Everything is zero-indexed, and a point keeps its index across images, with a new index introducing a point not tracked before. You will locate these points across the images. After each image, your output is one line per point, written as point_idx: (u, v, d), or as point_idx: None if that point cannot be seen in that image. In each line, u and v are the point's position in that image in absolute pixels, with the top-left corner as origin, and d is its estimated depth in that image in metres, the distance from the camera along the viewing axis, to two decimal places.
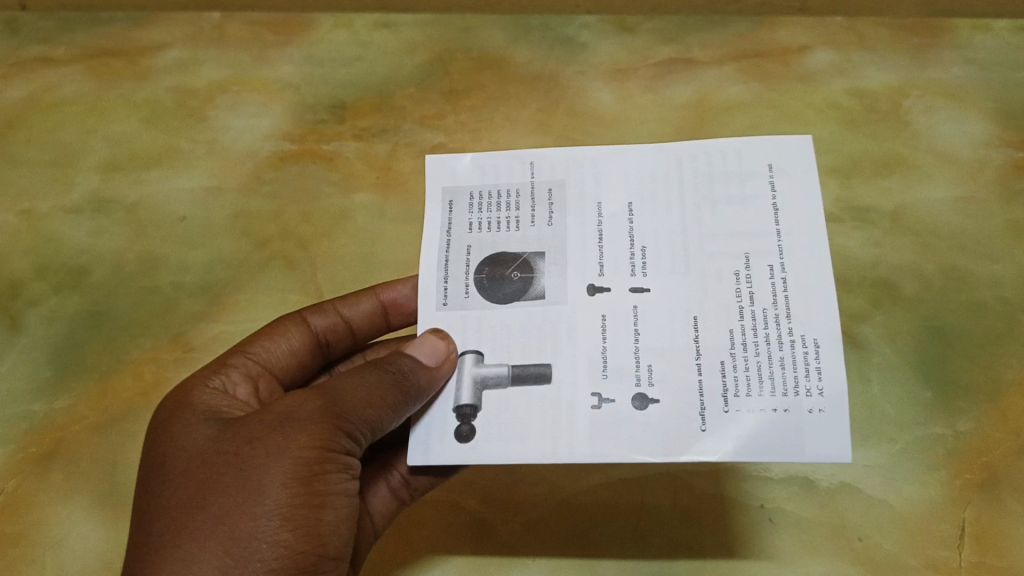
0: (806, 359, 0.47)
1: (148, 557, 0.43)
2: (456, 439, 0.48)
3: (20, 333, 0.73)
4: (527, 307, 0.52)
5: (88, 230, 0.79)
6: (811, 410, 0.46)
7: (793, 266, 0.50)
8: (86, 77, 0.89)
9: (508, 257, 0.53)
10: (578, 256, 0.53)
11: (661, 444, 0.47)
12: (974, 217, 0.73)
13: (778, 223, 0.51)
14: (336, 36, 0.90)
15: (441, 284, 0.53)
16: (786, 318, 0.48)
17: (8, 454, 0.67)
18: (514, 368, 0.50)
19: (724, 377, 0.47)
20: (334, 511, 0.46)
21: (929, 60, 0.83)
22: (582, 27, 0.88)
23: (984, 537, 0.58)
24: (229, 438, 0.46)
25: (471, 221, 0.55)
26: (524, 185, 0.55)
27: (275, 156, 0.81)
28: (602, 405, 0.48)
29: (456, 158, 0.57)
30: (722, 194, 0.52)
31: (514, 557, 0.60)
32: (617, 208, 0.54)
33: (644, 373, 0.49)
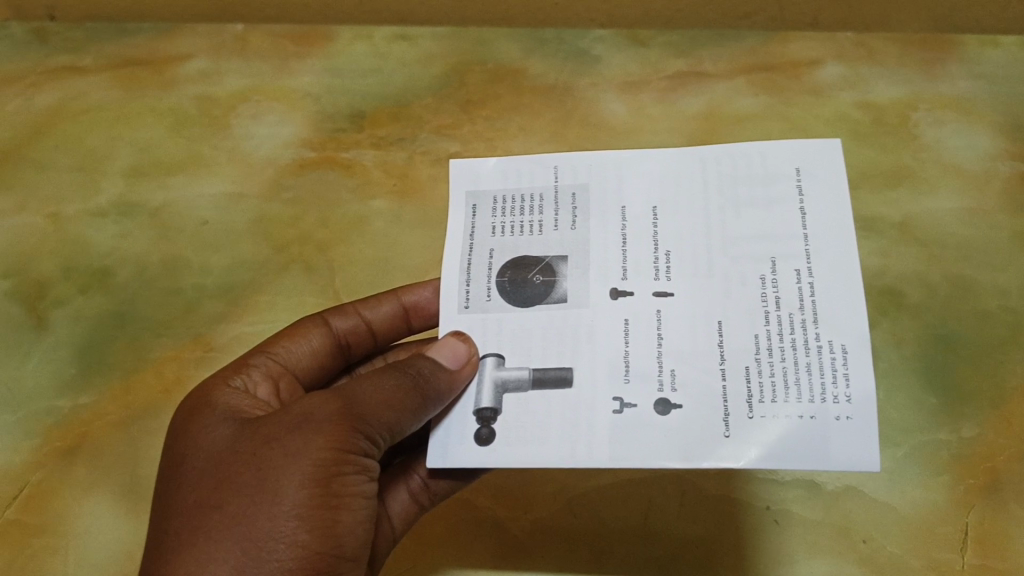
0: (833, 364, 0.48)
1: (166, 554, 0.45)
2: (475, 441, 0.50)
3: (46, 331, 0.75)
4: (548, 310, 0.53)
5: (113, 234, 0.81)
6: (838, 417, 0.47)
7: (819, 270, 0.51)
8: (112, 86, 0.92)
9: (530, 260, 0.55)
10: (600, 258, 0.55)
11: (684, 449, 0.48)
12: (980, 227, 0.74)
13: (804, 226, 0.52)
14: (355, 48, 0.92)
15: (463, 287, 0.55)
16: (813, 322, 0.49)
17: (32, 448, 0.69)
18: (535, 371, 0.51)
19: (748, 382, 0.49)
20: (351, 512, 0.47)
21: (937, 74, 0.84)
22: (596, 41, 0.90)
23: (987, 540, 0.59)
24: (248, 439, 0.48)
25: (493, 225, 0.57)
26: (547, 189, 0.57)
27: (295, 163, 0.84)
28: (624, 409, 0.49)
29: (480, 162, 0.59)
30: (747, 197, 0.54)
31: (523, 554, 0.62)
32: (642, 213, 0.56)
33: (667, 378, 0.50)
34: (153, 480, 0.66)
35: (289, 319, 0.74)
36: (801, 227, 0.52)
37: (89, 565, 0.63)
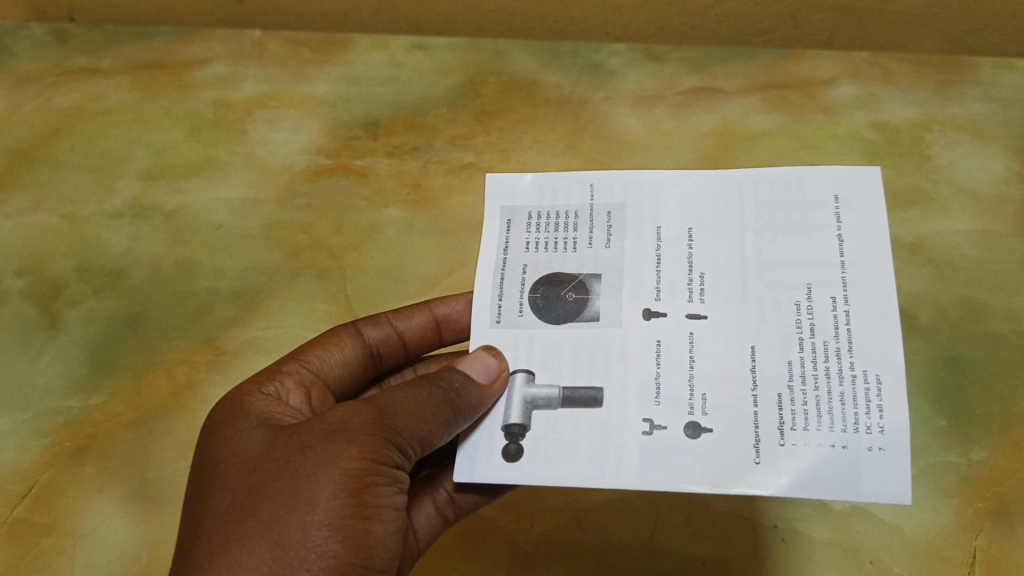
0: (867, 395, 0.48)
1: (197, 559, 0.45)
2: (504, 457, 0.50)
3: (59, 331, 0.75)
4: (579, 327, 0.54)
5: (127, 235, 0.81)
6: (870, 448, 0.47)
7: (855, 300, 0.51)
8: (130, 89, 0.92)
9: (563, 277, 0.56)
10: (633, 279, 0.55)
11: (714, 474, 0.48)
12: (992, 250, 0.74)
13: (841, 255, 0.53)
14: (372, 57, 0.93)
15: (495, 302, 0.56)
16: (847, 352, 0.50)
17: (42, 448, 0.69)
18: (565, 390, 0.52)
19: (780, 410, 0.49)
20: (382, 523, 0.47)
21: (950, 96, 0.84)
22: (611, 55, 0.91)
23: (995, 564, 0.59)
24: (282, 446, 0.48)
25: (527, 241, 0.58)
26: (583, 208, 0.58)
27: (310, 169, 0.84)
28: (653, 431, 0.50)
29: (517, 178, 0.60)
30: (784, 223, 0.55)
31: (530, 565, 0.62)
32: (678, 235, 0.56)
33: (698, 403, 0.50)
34: (162, 483, 0.67)
35: (300, 325, 0.74)
36: (838, 255, 0.53)
37: (95, 565, 0.63)
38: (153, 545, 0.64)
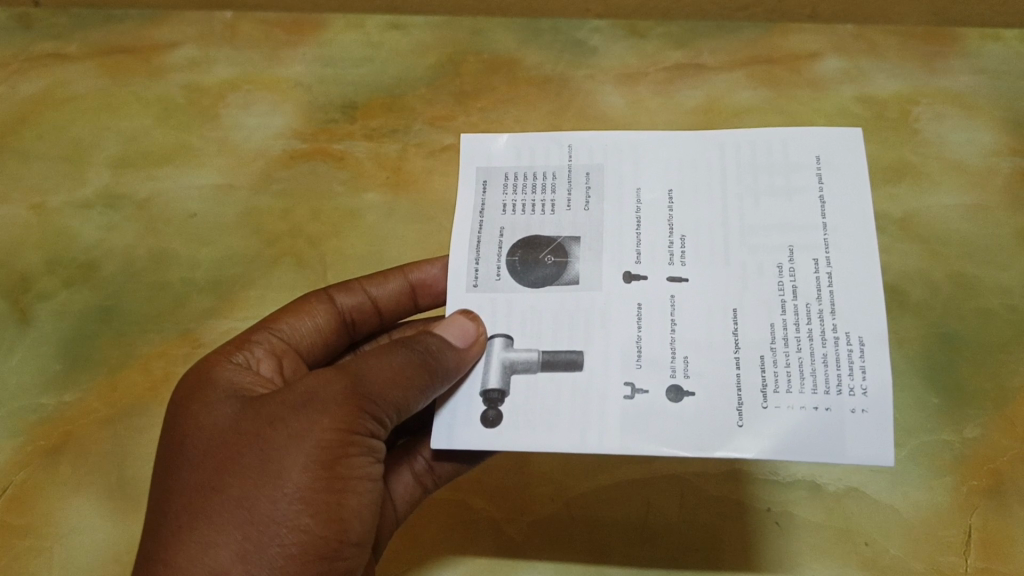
0: (850, 356, 0.47)
1: (164, 537, 0.44)
2: (482, 423, 0.49)
3: (30, 326, 0.73)
4: (560, 291, 0.52)
5: (99, 226, 0.79)
6: (854, 410, 0.46)
7: (838, 263, 0.50)
8: (98, 74, 0.89)
9: (541, 241, 0.54)
10: (614, 241, 0.53)
11: (695, 439, 0.47)
12: (981, 224, 0.73)
13: (823, 217, 0.51)
14: (348, 37, 0.90)
15: (472, 266, 0.54)
16: (830, 313, 0.49)
17: (16, 447, 0.67)
18: (544, 354, 0.50)
19: (762, 373, 0.48)
20: (356, 495, 0.46)
21: (938, 68, 0.83)
22: (593, 31, 0.89)
23: (990, 543, 0.58)
24: (251, 418, 0.46)
25: (504, 203, 0.55)
26: (561, 168, 0.56)
27: (285, 154, 0.82)
28: (635, 395, 0.48)
29: (492, 138, 0.58)
30: (766, 185, 0.53)
31: (520, 557, 0.60)
32: (658, 197, 0.54)
33: (680, 366, 0.49)
34: (142, 480, 0.65)
35: None
36: (820, 217, 0.52)
37: (75, 566, 0.62)
38: (133, 546, 0.62)
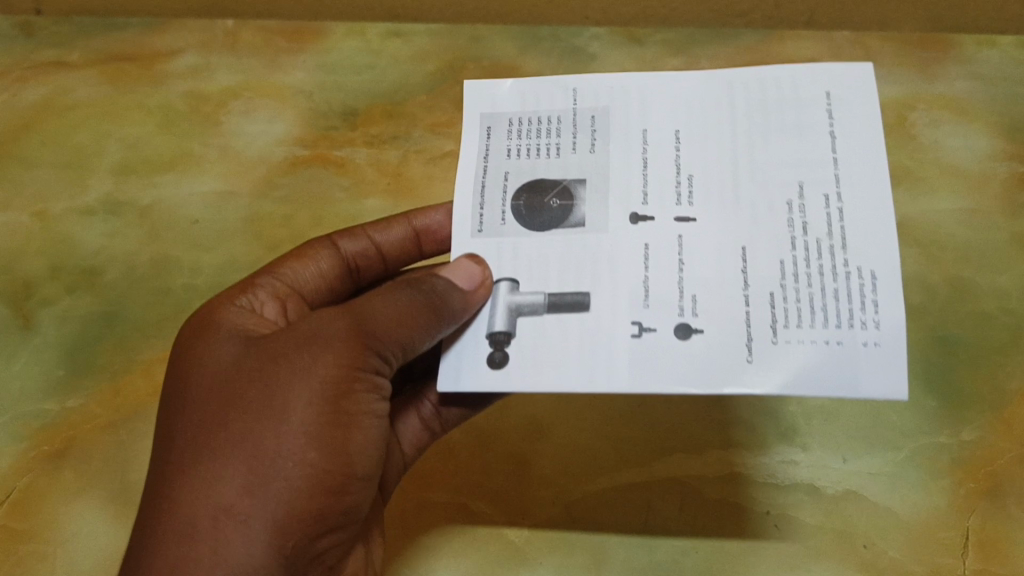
0: (862, 290, 0.46)
1: (170, 473, 0.45)
2: (489, 365, 0.48)
3: (33, 332, 0.74)
4: (565, 233, 0.51)
5: (101, 232, 0.79)
6: (866, 344, 0.45)
7: (850, 198, 0.49)
8: (100, 81, 0.90)
9: (546, 184, 0.53)
10: (620, 182, 0.52)
11: (704, 375, 0.46)
12: (977, 228, 0.74)
13: (834, 151, 0.50)
14: (348, 44, 0.91)
15: (477, 211, 0.53)
16: (841, 249, 0.47)
17: (20, 452, 0.67)
18: (551, 296, 0.50)
19: (773, 308, 0.47)
20: (361, 431, 0.47)
21: (934, 74, 0.84)
22: (591, 38, 0.89)
23: (988, 545, 0.59)
24: (255, 357, 0.47)
25: (508, 147, 0.55)
26: (566, 112, 0.55)
27: (287, 161, 0.82)
28: (642, 334, 0.48)
29: (496, 83, 0.57)
30: (777, 123, 0.52)
31: (522, 558, 0.61)
32: (665, 137, 0.53)
33: (688, 305, 0.48)
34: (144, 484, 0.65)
35: None
36: (831, 152, 0.50)
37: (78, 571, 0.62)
38: None
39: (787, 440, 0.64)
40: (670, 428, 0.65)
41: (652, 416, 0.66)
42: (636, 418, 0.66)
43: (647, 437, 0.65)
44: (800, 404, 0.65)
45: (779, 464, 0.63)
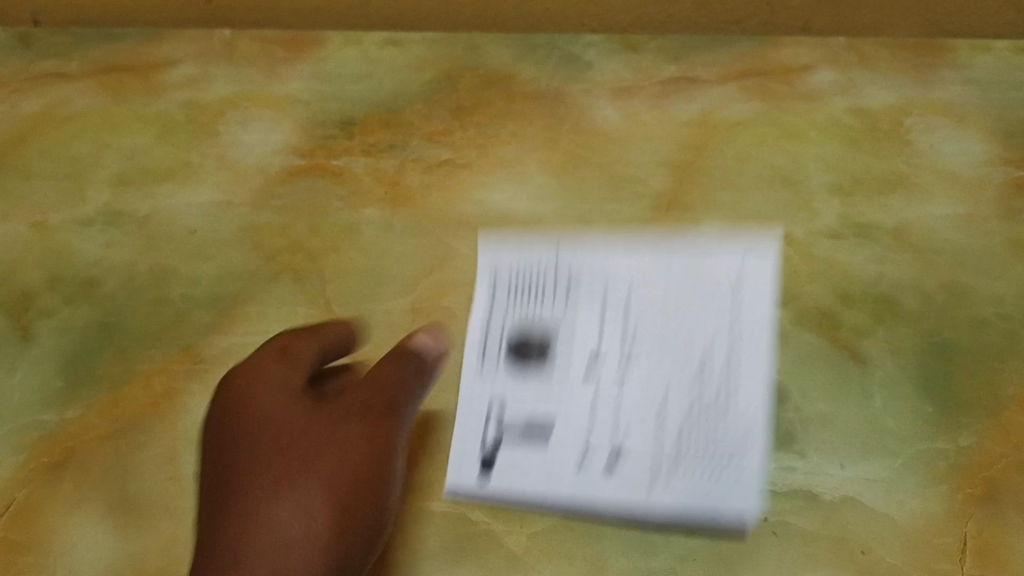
0: (734, 410, 0.65)
1: (220, 524, 0.56)
2: (483, 448, 0.65)
3: (32, 343, 0.74)
4: (539, 342, 0.69)
5: (99, 243, 0.80)
6: (737, 428, 0.61)
7: (730, 346, 0.68)
8: (98, 92, 0.90)
9: (530, 307, 0.71)
10: (585, 338, 0.70)
11: (628, 465, 0.64)
12: (974, 233, 0.74)
13: (722, 318, 0.69)
14: (344, 52, 0.91)
15: (482, 339, 0.72)
16: (722, 382, 0.66)
17: (21, 463, 0.67)
18: (527, 375, 0.67)
19: (677, 422, 0.65)
20: (381, 493, 0.59)
21: (930, 79, 0.84)
22: (587, 45, 0.89)
23: (986, 550, 0.59)
24: (296, 417, 0.60)
25: (507, 306, 0.73)
26: (550, 267, 0.74)
27: (284, 170, 0.83)
28: (590, 438, 0.64)
29: (501, 245, 0.76)
30: (690, 310, 0.70)
31: (525, 563, 0.62)
32: (617, 311, 0.71)
33: (622, 424, 0.65)
34: (145, 495, 0.65)
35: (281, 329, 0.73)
36: (722, 320, 0.69)
37: None
38: (139, 560, 0.63)
39: (785, 446, 0.64)
40: (669, 432, 0.65)
41: (653, 420, 0.66)
42: (637, 422, 0.66)
43: (647, 440, 0.65)
44: (797, 411, 0.65)
45: (777, 470, 0.63)
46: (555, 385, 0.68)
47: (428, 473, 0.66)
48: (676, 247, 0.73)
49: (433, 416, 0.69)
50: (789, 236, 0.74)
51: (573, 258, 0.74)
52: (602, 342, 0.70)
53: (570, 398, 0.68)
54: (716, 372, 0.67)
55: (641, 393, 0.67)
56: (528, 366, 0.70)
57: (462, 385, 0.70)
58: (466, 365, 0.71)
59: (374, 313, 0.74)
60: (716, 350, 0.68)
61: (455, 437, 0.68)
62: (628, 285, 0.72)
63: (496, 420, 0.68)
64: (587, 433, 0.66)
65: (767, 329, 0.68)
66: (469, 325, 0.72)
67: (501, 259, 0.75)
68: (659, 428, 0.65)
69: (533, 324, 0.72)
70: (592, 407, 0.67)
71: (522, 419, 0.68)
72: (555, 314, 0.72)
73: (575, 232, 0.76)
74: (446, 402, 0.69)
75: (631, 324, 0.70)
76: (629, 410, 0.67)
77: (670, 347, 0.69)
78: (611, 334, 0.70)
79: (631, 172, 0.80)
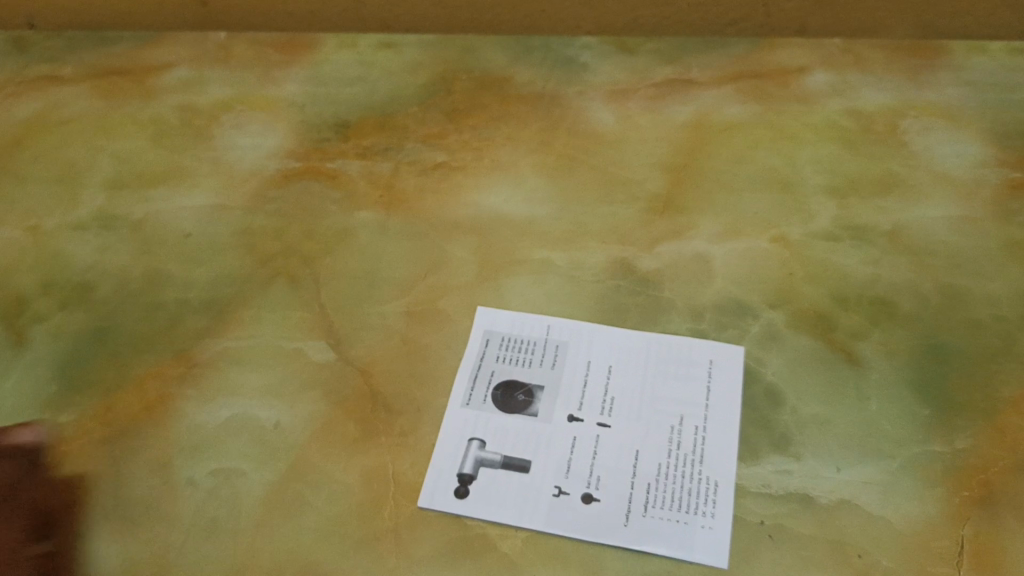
0: (705, 491, 0.61)
1: None
2: (454, 494, 0.62)
3: (24, 347, 0.73)
4: (523, 420, 0.66)
5: (93, 247, 0.79)
6: (703, 526, 0.60)
7: (711, 429, 0.64)
8: (93, 96, 0.91)
9: (518, 383, 0.68)
10: (567, 391, 0.67)
11: (589, 528, 0.60)
12: (969, 235, 0.74)
13: (707, 398, 0.66)
14: (340, 56, 0.92)
15: (467, 389, 0.68)
16: (698, 462, 0.63)
17: (11, 468, 0.66)
18: (505, 457, 0.64)
19: (647, 492, 0.61)
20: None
21: (924, 81, 0.84)
22: (582, 48, 0.90)
23: (984, 554, 0.58)
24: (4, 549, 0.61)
25: (498, 355, 0.69)
26: (540, 340, 0.70)
27: (279, 173, 0.83)
28: (561, 495, 0.62)
29: (501, 304, 0.73)
30: (673, 383, 0.67)
31: (516, 571, 0.58)
32: (598, 367, 0.68)
33: (593, 481, 0.62)
34: (138, 502, 0.64)
35: (276, 333, 0.72)
36: (704, 398, 0.66)
37: None
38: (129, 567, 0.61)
39: (780, 449, 0.63)
40: (638, 483, 0.62)
41: (626, 472, 0.63)
42: (611, 472, 0.63)
43: (616, 493, 0.62)
44: (793, 413, 0.65)
45: (772, 473, 0.62)
46: (537, 431, 0.65)
47: (416, 475, 0.63)
48: (665, 279, 0.73)
49: (424, 414, 0.67)
50: (783, 238, 0.75)
51: (563, 334, 0.70)
52: (583, 405, 0.66)
53: (551, 444, 0.64)
54: (686, 439, 0.64)
55: (616, 451, 0.64)
56: (512, 411, 0.66)
57: (446, 410, 0.67)
58: (452, 396, 0.67)
59: (368, 316, 0.72)
60: (687, 416, 0.65)
61: (431, 463, 0.64)
62: (613, 353, 0.69)
63: (477, 451, 0.64)
64: (561, 477, 0.63)
65: (736, 411, 0.65)
66: (459, 365, 0.69)
67: (496, 326, 0.71)
68: (630, 480, 0.62)
69: (519, 379, 0.68)
70: (569, 456, 0.64)
71: (499, 457, 0.64)
72: (541, 375, 0.68)
73: (570, 235, 0.76)
74: (436, 404, 0.67)
75: (613, 388, 0.67)
76: (605, 461, 0.63)
77: (647, 412, 0.66)
78: (594, 394, 0.67)
79: (626, 175, 0.80)
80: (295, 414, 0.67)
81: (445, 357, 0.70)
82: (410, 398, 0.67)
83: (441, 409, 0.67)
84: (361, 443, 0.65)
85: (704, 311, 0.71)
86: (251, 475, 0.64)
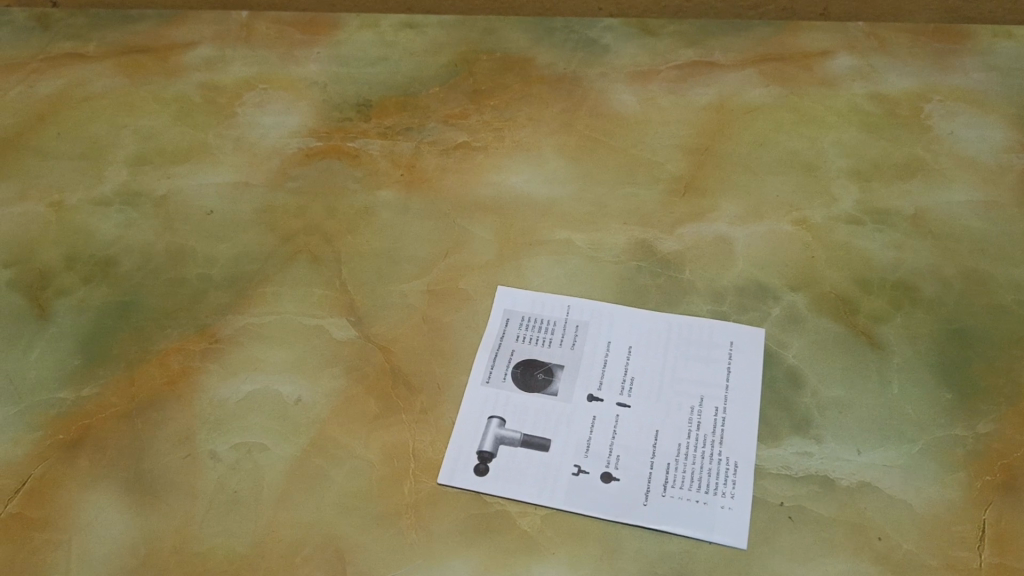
0: (725, 471, 0.61)
1: None
2: (474, 471, 0.62)
3: (48, 321, 0.73)
4: (543, 398, 0.66)
5: (117, 223, 0.80)
6: (723, 507, 0.60)
7: (731, 410, 0.64)
8: (116, 73, 0.91)
9: (538, 362, 0.68)
10: (587, 371, 0.67)
11: (609, 506, 0.60)
12: (993, 220, 0.73)
13: (727, 379, 0.66)
14: (362, 36, 0.92)
15: (487, 368, 0.68)
16: (718, 442, 0.63)
17: (35, 440, 0.66)
18: (525, 434, 0.64)
19: (667, 472, 0.62)
20: None
21: (950, 65, 0.84)
22: (605, 30, 0.90)
23: (1005, 539, 0.58)
24: None
25: (517, 335, 0.70)
26: (560, 319, 0.70)
27: (301, 152, 0.83)
28: (580, 473, 0.62)
29: (521, 283, 0.73)
30: (693, 364, 0.67)
31: (534, 548, 0.59)
32: (619, 347, 0.68)
33: (613, 460, 0.62)
34: (160, 474, 0.64)
35: (298, 309, 0.72)
36: (725, 379, 0.66)
37: (92, 560, 0.61)
38: (151, 537, 0.61)
39: (800, 431, 0.63)
40: (657, 463, 0.62)
41: (645, 453, 0.63)
42: (630, 452, 0.63)
43: (634, 472, 0.62)
44: (814, 396, 0.65)
45: (793, 455, 0.62)
46: (557, 410, 0.65)
47: (437, 452, 0.64)
48: (686, 261, 0.73)
49: (445, 391, 0.67)
50: (805, 221, 0.74)
51: (584, 314, 0.70)
52: (603, 384, 0.66)
53: (570, 424, 0.64)
54: (706, 420, 0.64)
55: (635, 431, 0.64)
56: (532, 389, 0.67)
57: (466, 389, 0.67)
58: (472, 374, 0.68)
59: (390, 294, 0.73)
60: (707, 397, 0.65)
61: (451, 441, 0.64)
62: (634, 334, 0.69)
63: (497, 429, 0.64)
64: (581, 456, 0.63)
65: (757, 393, 0.65)
66: (479, 344, 0.69)
67: (516, 306, 0.71)
68: (649, 461, 0.62)
69: (539, 359, 0.68)
70: (588, 435, 0.64)
71: (519, 435, 0.64)
72: (561, 355, 0.68)
73: (591, 216, 0.76)
74: (457, 382, 0.67)
75: (633, 368, 0.67)
76: (624, 441, 0.63)
77: (667, 393, 0.66)
78: (614, 374, 0.67)
79: (648, 156, 0.80)
80: (316, 389, 0.67)
81: (465, 335, 0.70)
82: (431, 376, 0.68)
83: (461, 387, 0.67)
84: (382, 420, 0.65)
85: (726, 293, 0.71)
86: (273, 450, 0.65)
